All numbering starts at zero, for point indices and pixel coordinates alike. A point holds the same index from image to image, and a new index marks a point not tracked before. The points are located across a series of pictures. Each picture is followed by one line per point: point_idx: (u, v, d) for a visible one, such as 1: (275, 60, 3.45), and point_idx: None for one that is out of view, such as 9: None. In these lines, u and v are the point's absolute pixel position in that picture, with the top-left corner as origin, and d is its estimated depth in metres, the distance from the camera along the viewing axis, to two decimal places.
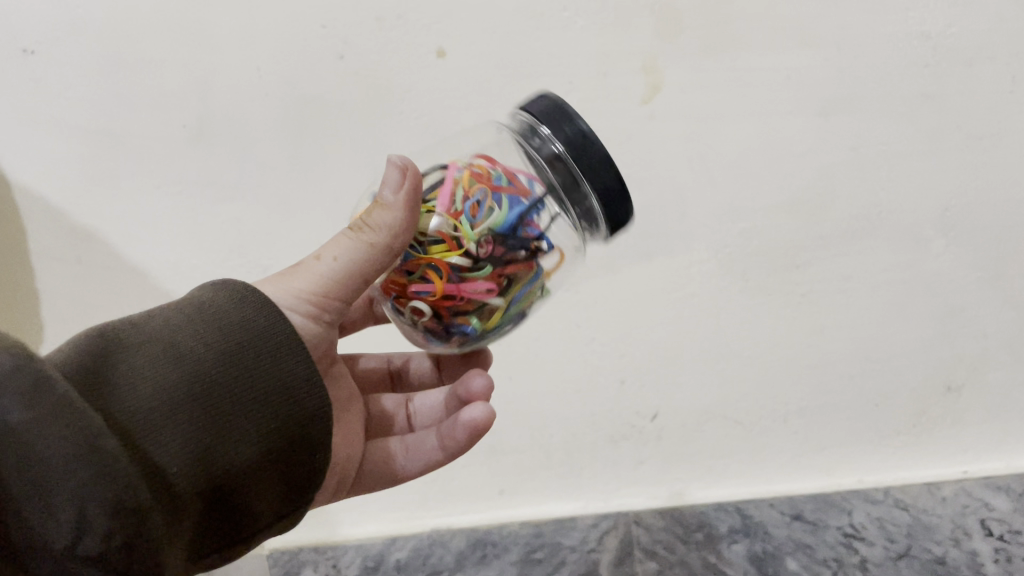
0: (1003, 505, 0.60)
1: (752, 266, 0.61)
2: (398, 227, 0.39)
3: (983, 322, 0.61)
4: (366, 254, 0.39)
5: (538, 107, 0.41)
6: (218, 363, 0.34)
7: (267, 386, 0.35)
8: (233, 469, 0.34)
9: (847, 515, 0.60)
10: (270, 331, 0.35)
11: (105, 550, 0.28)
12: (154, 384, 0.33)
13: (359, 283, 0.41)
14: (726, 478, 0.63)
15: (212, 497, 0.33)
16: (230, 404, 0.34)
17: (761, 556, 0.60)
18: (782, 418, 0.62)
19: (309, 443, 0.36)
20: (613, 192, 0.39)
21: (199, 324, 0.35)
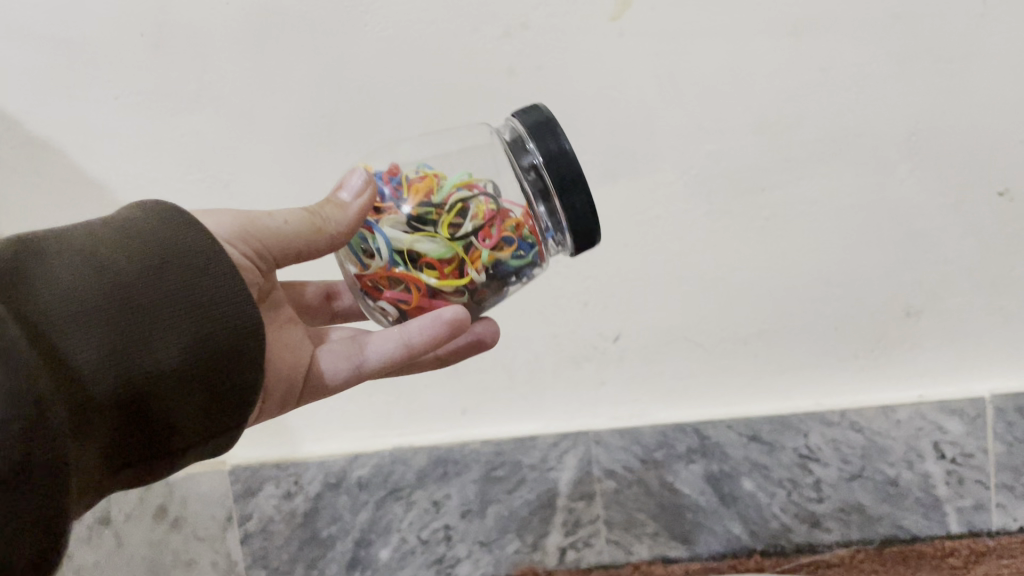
0: (957, 429, 0.60)
1: (718, 188, 0.60)
2: (346, 226, 0.42)
3: (944, 249, 0.60)
4: (306, 234, 0.42)
5: (528, 119, 0.44)
6: (140, 275, 0.35)
7: (191, 300, 0.36)
8: (152, 378, 0.34)
9: (803, 436, 0.61)
10: (196, 252, 0.37)
11: (8, 438, 0.28)
12: (73, 291, 0.33)
13: (290, 251, 0.43)
14: (686, 400, 0.63)
15: (127, 407, 0.34)
16: (151, 314, 0.35)
17: (717, 476, 0.62)
18: (743, 340, 0.62)
19: (234, 362, 0.37)
20: (580, 213, 0.42)
21: (123, 241, 0.36)
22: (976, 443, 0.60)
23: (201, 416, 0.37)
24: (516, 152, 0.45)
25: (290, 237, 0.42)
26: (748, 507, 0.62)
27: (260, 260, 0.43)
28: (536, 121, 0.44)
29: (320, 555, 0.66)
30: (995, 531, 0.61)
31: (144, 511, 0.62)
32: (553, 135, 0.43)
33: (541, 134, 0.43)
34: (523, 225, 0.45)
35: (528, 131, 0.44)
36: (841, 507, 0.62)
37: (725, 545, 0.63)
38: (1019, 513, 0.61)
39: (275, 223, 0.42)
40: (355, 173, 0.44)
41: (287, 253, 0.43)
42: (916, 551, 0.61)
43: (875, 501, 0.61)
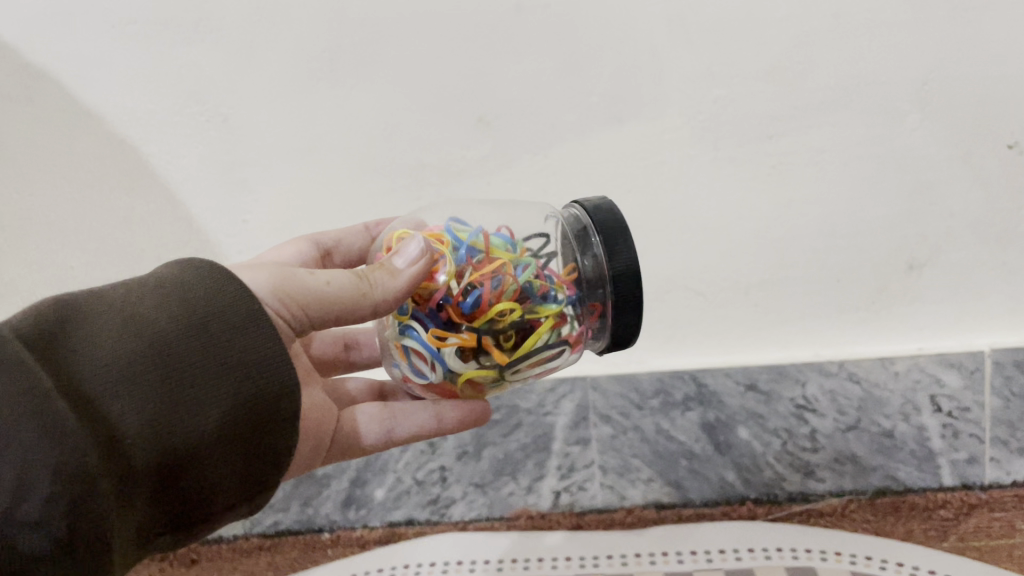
0: (955, 382, 0.60)
1: (725, 134, 0.59)
2: (393, 295, 0.39)
3: (949, 201, 0.59)
4: (352, 299, 0.40)
5: (597, 208, 0.44)
6: (181, 333, 0.35)
7: (230, 360, 0.36)
8: (191, 443, 0.34)
9: (800, 387, 0.61)
10: (234, 307, 0.36)
11: (50, 514, 0.30)
12: (117, 354, 0.34)
13: (334, 315, 0.40)
14: (684, 348, 0.63)
15: (169, 470, 0.34)
16: (190, 377, 0.35)
17: (712, 423, 0.62)
18: (743, 290, 0.62)
19: (271, 419, 0.37)
20: (632, 308, 0.42)
21: (164, 298, 0.36)
22: (973, 397, 0.60)
23: (242, 470, 0.37)
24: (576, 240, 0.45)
25: (330, 305, 0.40)
26: (743, 456, 0.62)
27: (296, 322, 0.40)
28: (605, 213, 0.43)
29: (315, 493, 0.65)
30: (987, 485, 0.61)
31: None
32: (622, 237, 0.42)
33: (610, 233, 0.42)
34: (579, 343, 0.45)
35: (597, 220, 0.43)
36: (835, 457, 0.62)
37: (718, 493, 0.63)
38: (1013, 467, 0.61)
39: (321, 287, 0.40)
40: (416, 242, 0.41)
41: (333, 320, 0.41)
42: (908, 502, 0.61)
43: (869, 452, 0.61)
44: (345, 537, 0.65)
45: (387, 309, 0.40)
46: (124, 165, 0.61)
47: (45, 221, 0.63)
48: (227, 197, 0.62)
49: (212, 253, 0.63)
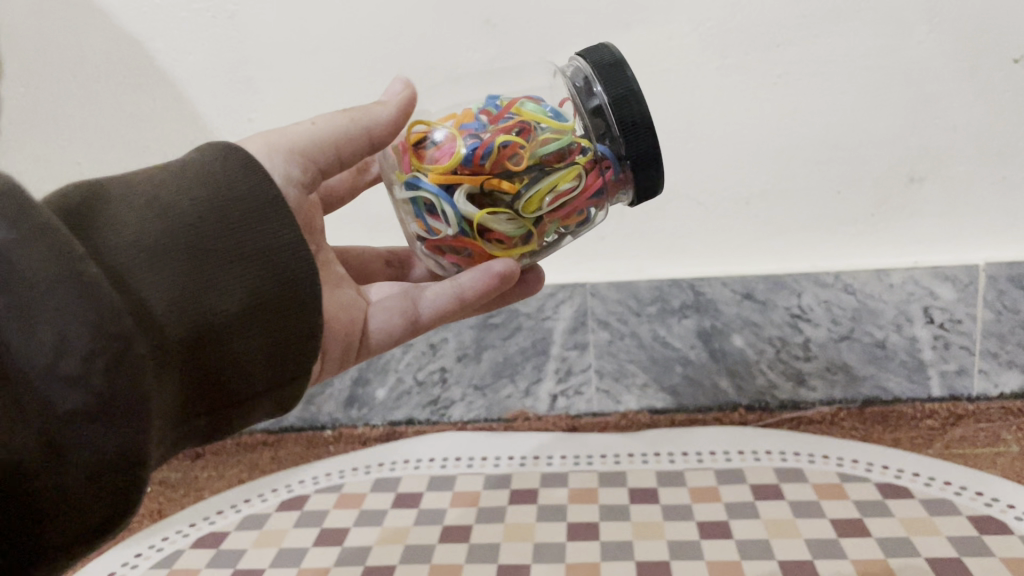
0: (948, 295, 0.61)
1: (733, 41, 0.57)
2: (387, 116, 0.40)
3: (953, 115, 0.58)
4: (347, 130, 0.39)
5: (596, 59, 0.42)
6: (200, 215, 0.33)
7: (249, 246, 0.34)
8: (215, 321, 0.32)
9: (796, 296, 0.62)
10: (251, 196, 0.35)
11: (85, 374, 0.27)
12: (133, 237, 0.32)
13: (332, 155, 0.40)
14: (684, 257, 0.64)
15: (192, 350, 0.32)
16: (210, 256, 0.33)
17: (708, 331, 0.64)
18: (745, 201, 0.61)
19: (296, 307, 0.35)
20: (649, 162, 0.41)
21: (185, 182, 0.34)
22: (965, 309, 0.61)
23: (268, 363, 0.34)
24: (580, 93, 0.43)
25: (325, 139, 0.39)
26: (738, 364, 0.64)
27: (303, 176, 0.40)
28: (606, 64, 0.41)
29: (319, 392, 0.67)
30: (975, 396, 0.63)
31: None
32: (627, 80, 0.41)
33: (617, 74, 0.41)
34: (606, 187, 0.42)
35: (600, 72, 0.41)
36: (827, 366, 0.64)
37: (711, 398, 0.65)
38: (1001, 380, 0.62)
39: (310, 128, 0.39)
40: (394, 80, 0.42)
41: (332, 157, 0.40)
42: (897, 412, 0.63)
43: (861, 362, 0.63)
44: (349, 434, 0.67)
45: (383, 138, 0.40)
46: (130, 61, 0.61)
47: (51, 113, 0.63)
48: (233, 94, 0.62)
49: None
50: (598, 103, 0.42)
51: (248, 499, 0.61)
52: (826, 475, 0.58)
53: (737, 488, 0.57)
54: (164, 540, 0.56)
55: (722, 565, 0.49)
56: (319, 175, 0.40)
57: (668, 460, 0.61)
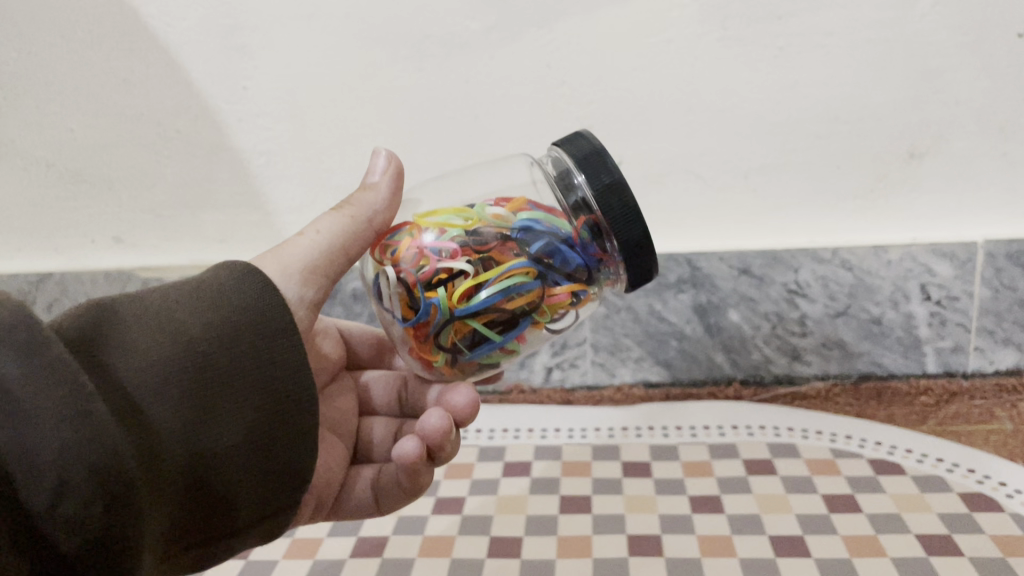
0: (946, 272, 0.61)
1: (734, 12, 0.56)
2: (380, 205, 0.43)
3: (955, 89, 0.57)
4: (350, 229, 0.42)
5: (574, 150, 0.41)
6: (214, 340, 0.34)
7: (260, 376, 0.35)
8: (214, 453, 0.33)
9: (793, 272, 0.62)
10: (264, 324, 0.35)
11: (82, 515, 0.28)
12: (147, 364, 0.32)
13: (340, 257, 0.42)
14: (681, 231, 0.63)
15: (190, 479, 0.33)
16: (219, 389, 0.34)
17: (704, 306, 0.64)
18: (743, 174, 0.61)
19: (290, 436, 0.36)
20: (643, 246, 0.39)
21: (196, 302, 0.35)
22: (963, 287, 0.61)
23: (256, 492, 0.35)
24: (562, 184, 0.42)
25: (332, 248, 0.41)
26: (732, 339, 0.64)
27: (314, 290, 0.41)
28: (585, 153, 0.40)
29: None
30: (969, 373, 0.63)
31: None
32: (601, 161, 0.40)
33: (586, 158, 0.40)
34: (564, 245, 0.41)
35: (577, 163, 0.40)
36: (823, 342, 0.63)
37: (707, 373, 0.65)
38: (996, 357, 0.62)
39: (315, 240, 0.41)
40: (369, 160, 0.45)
41: (341, 264, 0.42)
42: (891, 389, 0.63)
43: (857, 339, 0.63)
44: None
45: (382, 224, 0.44)
46: (120, 27, 0.60)
47: (43, 80, 0.62)
48: (228, 62, 0.60)
49: (212, 118, 0.62)
50: (581, 194, 0.41)
51: None
52: (819, 450, 0.58)
53: (730, 462, 0.58)
54: None
55: (711, 539, 0.50)
56: (328, 286, 0.42)
57: (662, 433, 0.62)
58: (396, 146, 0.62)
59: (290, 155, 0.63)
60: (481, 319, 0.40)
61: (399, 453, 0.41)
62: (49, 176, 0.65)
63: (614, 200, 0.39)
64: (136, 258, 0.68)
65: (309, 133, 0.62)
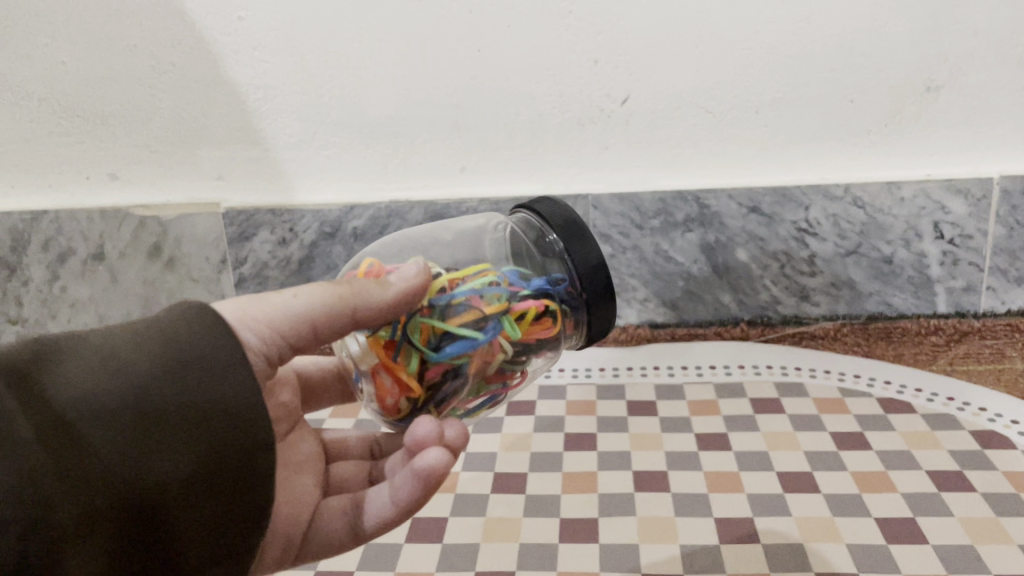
0: (960, 210, 0.59)
1: None
2: (376, 306, 0.34)
3: (975, 20, 0.55)
4: (338, 309, 0.34)
5: (554, 213, 0.42)
6: (160, 377, 0.29)
7: (209, 407, 0.29)
8: (150, 494, 0.28)
9: (803, 209, 0.60)
10: (214, 355, 0.30)
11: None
12: (73, 391, 0.28)
13: (314, 330, 0.34)
14: (688, 167, 0.62)
15: (121, 526, 0.27)
16: (167, 422, 0.29)
17: (711, 246, 0.63)
18: (754, 109, 0.59)
19: (251, 477, 0.30)
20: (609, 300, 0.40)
21: (148, 334, 0.30)
22: (976, 225, 0.59)
23: (204, 544, 0.29)
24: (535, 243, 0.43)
25: (305, 315, 0.34)
26: (740, 278, 0.63)
27: (273, 351, 0.34)
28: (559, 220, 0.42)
29: None
30: (980, 313, 0.62)
31: (137, 251, 0.66)
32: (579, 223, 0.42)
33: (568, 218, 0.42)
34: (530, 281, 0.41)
35: (557, 222, 0.42)
36: (832, 282, 0.62)
37: (713, 314, 0.64)
38: (1009, 297, 0.61)
39: (289, 301, 0.34)
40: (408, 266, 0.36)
41: (312, 336, 0.35)
42: (900, 329, 0.62)
43: (867, 278, 0.62)
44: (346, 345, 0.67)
45: (371, 321, 0.35)
46: None
47: (29, 8, 0.59)
48: None
49: (206, 50, 0.60)
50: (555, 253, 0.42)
51: None
52: (827, 389, 0.58)
53: (737, 401, 0.57)
54: None
55: (719, 476, 0.49)
56: (286, 350, 0.35)
57: (668, 373, 0.61)
58: (397, 80, 0.60)
59: (286, 89, 0.61)
60: (453, 312, 0.37)
61: (425, 464, 0.34)
62: (40, 110, 0.63)
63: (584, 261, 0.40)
64: (131, 196, 0.66)
65: (306, 67, 0.60)
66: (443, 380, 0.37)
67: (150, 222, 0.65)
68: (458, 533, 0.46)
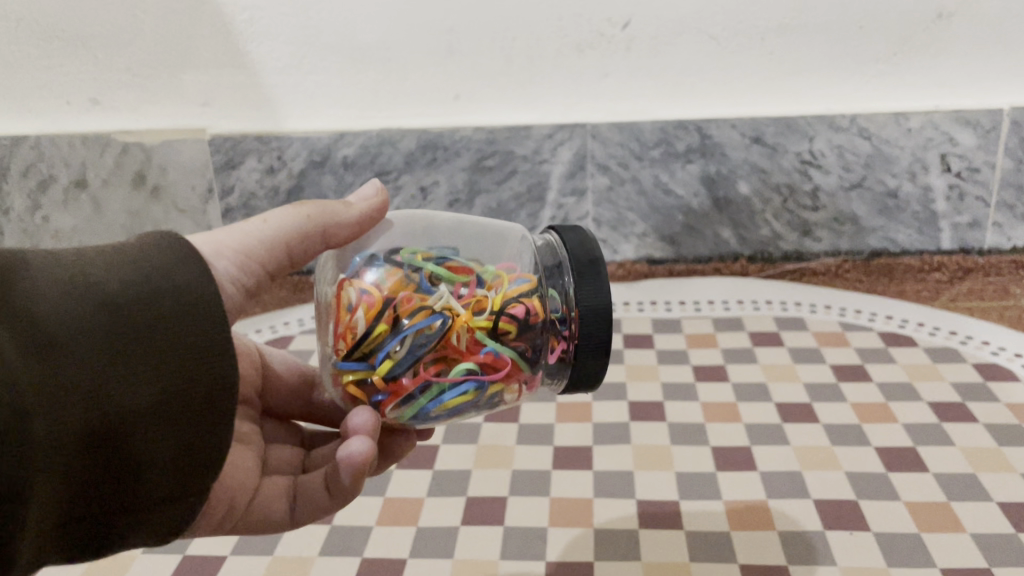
0: (968, 142, 0.58)
1: None
2: (339, 223, 0.35)
3: None
4: (299, 228, 0.35)
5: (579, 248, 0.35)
6: (131, 301, 0.27)
7: (185, 341, 0.27)
8: (111, 419, 0.26)
9: (807, 140, 0.59)
10: (192, 288, 0.28)
11: None
12: (48, 305, 0.26)
13: (284, 253, 0.35)
14: (690, 97, 0.60)
15: (85, 450, 0.25)
16: (133, 349, 0.26)
17: (712, 177, 0.61)
18: (759, 36, 0.57)
19: (211, 418, 0.28)
20: (591, 361, 0.34)
21: (119, 261, 0.28)
22: (985, 157, 0.58)
23: (164, 478, 0.27)
24: (547, 268, 0.36)
25: (281, 237, 0.34)
26: (741, 212, 0.62)
27: (243, 280, 0.34)
28: (581, 267, 0.34)
29: None
30: (985, 249, 0.61)
31: (121, 180, 0.64)
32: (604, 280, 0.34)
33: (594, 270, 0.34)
34: (548, 322, 0.35)
35: (580, 262, 0.34)
36: (835, 217, 0.61)
37: (712, 249, 0.63)
38: (1015, 234, 0.60)
39: (259, 226, 0.34)
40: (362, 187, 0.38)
41: (280, 259, 0.35)
42: (902, 265, 0.61)
43: (870, 213, 0.61)
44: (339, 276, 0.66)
45: (336, 241, 0.36)
46: None
47: None
48: None
49: None
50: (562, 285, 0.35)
51: (259, 330, 0.60)
52: (828, 323, 0.56)
53: (735, 336, 0.56)
54: (283, 324, 0.61)
55: (717, 407, 0.48)
56: (264, 277, 0.35)
57: (665, 308, 0.60)
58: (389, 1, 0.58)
59: (273, 10, 0.58)
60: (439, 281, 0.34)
61: (349, 454, 0.33)
62: (18, 31, 0.60)
63: (595, 323, 0.33)
64: (114, 122, 0.64)
65: None
66: (409, 316, 0.33)
67: (134, 149, 0.63)
68: (450, 461, 0.45)
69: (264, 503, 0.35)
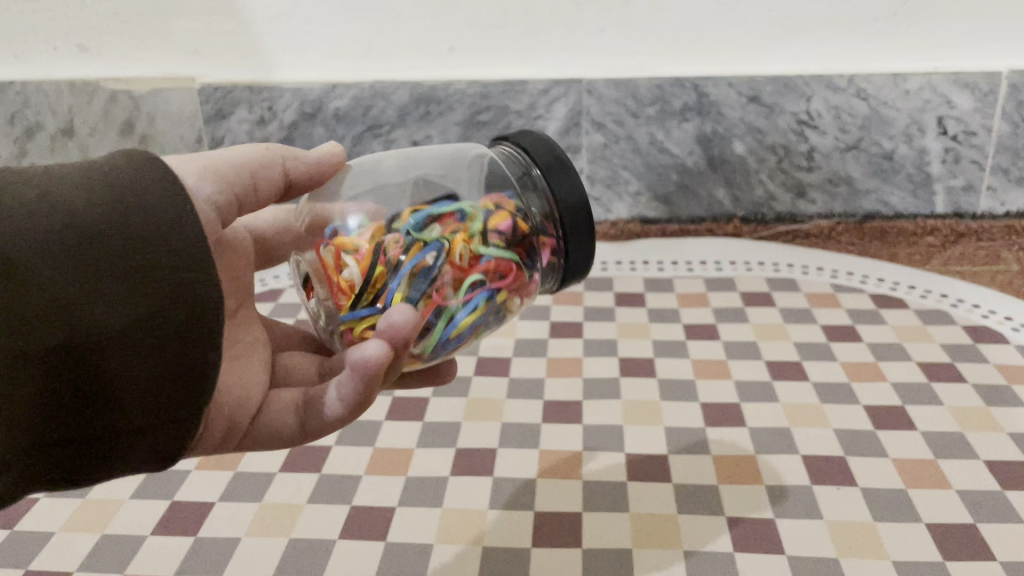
0: (965, 105, 0.57)
1: None
2: (307, 160, 0.35)
3: None
4: (264, 157, 0.34)
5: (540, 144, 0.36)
6: (99, 219, 0.26)
7: (153, 258, 0.26)
8: (80, 338, 0.25)
9: (804, 101, 0.58)
10: (162, 206, 0.27)
11: None
12: (12, 224, 0.25)
13: (249, 181, 0.33)
14: (687, 55, 0.59)
15: (53, 372, 0.25)
16: (103, 269, 0.25)
17: (708, 136, 0.60)
18: None
19: (189, 339, 0.26)
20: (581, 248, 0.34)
21: (91, 181, 0.27)
22: (981, 121, 0.58)
23: (143, 398, 0.26)
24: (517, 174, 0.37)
25: (245, 164, 0.33)
26: (736, 172, 0.61)
27: (214, 196, 0.32)
28: (547, 161, 0.35)
29: None
30: (979, 214, 0.61)
31: (109, 127, 0.63)
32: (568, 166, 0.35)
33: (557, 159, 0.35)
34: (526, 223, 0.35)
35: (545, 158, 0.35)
36: (829, 178, 0.61)
37: (706, 209, 0.63)
38: (1008, 198, 0.60)
39: (224, 153, 0.33)
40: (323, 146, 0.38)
41: (246, 184, 0.33)
42: (895, 229, 0.61)
43: (865, 175, 0.60)
44: None
45: (299, 176, 0.35)
46: None
47: None
48: None
49: None
50: (533, 188, 0.36)
51: None
52: (819, 285, 0.56)
53: (726, 295, 0.56)
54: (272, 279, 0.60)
55: (706, 363, 0.48)
56: (233, 205, 0.33)
57: (657, 268, 0.60)
58: None
59: None
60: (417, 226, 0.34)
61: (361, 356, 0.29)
62: None
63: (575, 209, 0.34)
64: (102, 70, 0.62)
65: None
66: (404, 254, 0.33)
67: (123, 97, 0.62)
68: (439, 412, 0.45)
69: (270, 418, 0.33)
